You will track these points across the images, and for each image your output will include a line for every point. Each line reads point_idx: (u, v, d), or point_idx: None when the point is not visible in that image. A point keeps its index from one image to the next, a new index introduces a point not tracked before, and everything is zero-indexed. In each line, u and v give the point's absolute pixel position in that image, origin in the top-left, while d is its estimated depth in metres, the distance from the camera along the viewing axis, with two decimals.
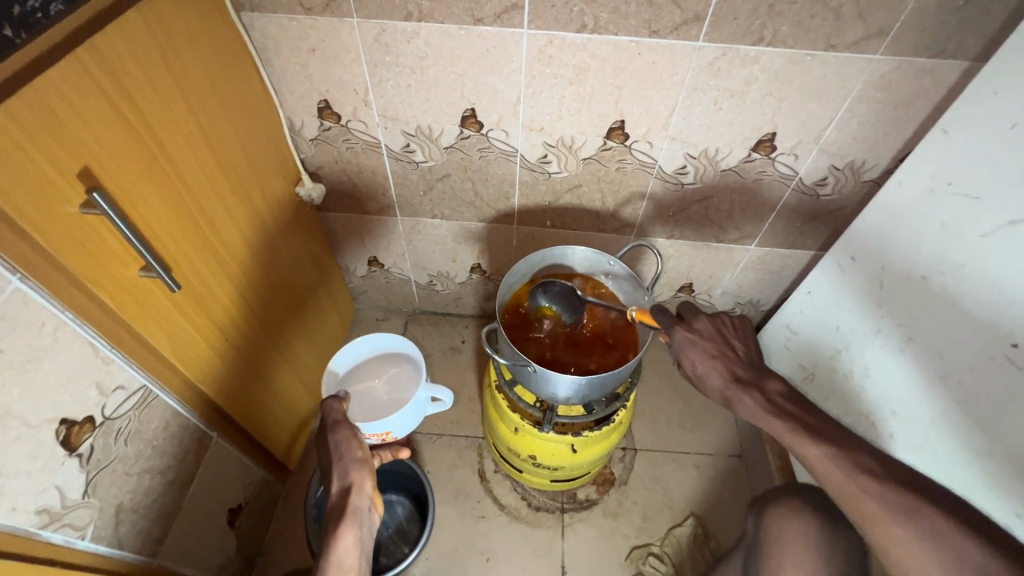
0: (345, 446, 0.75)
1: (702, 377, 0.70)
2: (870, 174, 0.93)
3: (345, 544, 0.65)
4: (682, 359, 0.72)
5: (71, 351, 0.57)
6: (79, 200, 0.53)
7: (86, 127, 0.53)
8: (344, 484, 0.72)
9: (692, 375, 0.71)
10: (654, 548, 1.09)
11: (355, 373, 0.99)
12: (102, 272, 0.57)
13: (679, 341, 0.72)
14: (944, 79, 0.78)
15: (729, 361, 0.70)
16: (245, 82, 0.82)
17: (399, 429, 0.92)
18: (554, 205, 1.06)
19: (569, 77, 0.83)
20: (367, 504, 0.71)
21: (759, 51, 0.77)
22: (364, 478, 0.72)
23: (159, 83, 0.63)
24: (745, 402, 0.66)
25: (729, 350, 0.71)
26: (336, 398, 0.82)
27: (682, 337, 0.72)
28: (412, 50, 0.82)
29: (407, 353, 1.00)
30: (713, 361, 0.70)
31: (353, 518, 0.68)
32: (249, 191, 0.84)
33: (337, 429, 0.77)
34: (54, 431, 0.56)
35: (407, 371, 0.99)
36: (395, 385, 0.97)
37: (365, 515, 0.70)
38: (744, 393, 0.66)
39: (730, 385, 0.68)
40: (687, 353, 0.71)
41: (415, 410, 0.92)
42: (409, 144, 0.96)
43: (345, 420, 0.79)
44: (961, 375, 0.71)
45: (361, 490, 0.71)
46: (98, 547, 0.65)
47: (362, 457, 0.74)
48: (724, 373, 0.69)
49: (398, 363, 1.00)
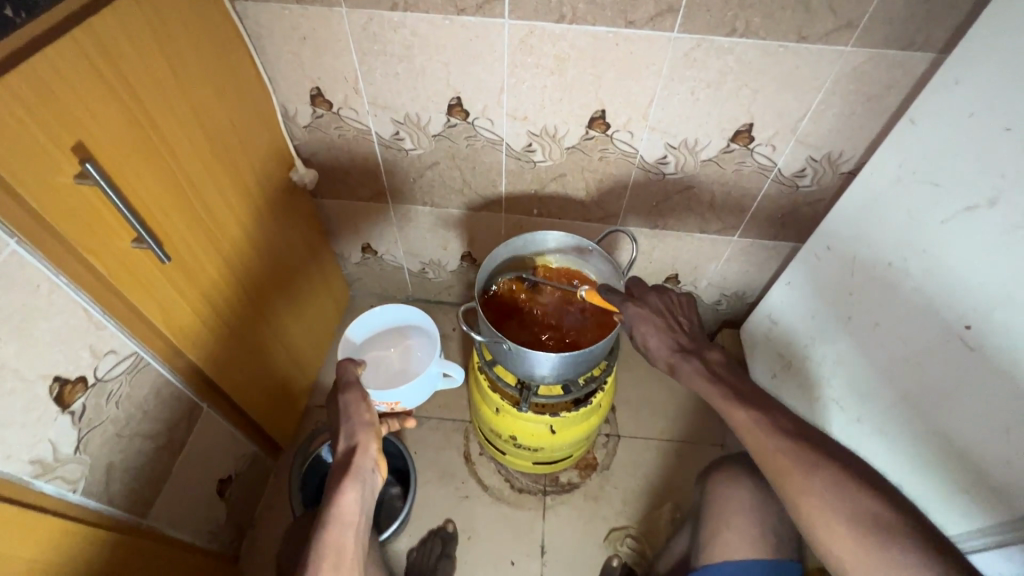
0: (354, 408, 0.76)
1: (649, 348, 0.71)
2: (847, 166, 0.95)
3: (348, 498, 0.67)
4: (633, 332, 0.73)
5: (66, 314, 0.61)
6: (73, 171, 0.57)
7: (81, 103, 0.57)
8: (349, 444, 0.73)
9: (643, 348, 0.72)
10: (633, 531, 1.11)
11: (373, 344, 1.02)
12: (94, 240, 0.61)
13: (631, 316, 0.73)
14: (915, 71, 0.80)
15: (674, 332, 0.71)
16: (238, 67, 0.85)
17: (408, 400, 0.92)
18: (540, 193, 1.09)
19: (550, 66, 0.86)
20: (371, 465, 0.71)
21: (733, 42, 0.79)
22: (370, 440, 0.73)
23: (154, 67, 0.67)
24: (682, 367, 0.67)
25: (677, 325, 0.72)
26: (353, 361, 0.83)
27: (634, 311, 0.72)
28: (399, 39, 0.85)
29: (424, 328, 1.02)
30: (661, 333, 0.71)
31: (356, 476, 0.69)
32: (242, 173, 0.88)
33: (348, 390, 0.77)
34: (48, 387, 0.59)
35: (423, 346, 1.01)
36: (409, 358, 0.99)
37: (368, 474, 0.71)
38: (684, 360, 0.67)
39: (674, 353, 0.69)
40: (638, 326, 0.72)
41: (426, 382, 0.93)
42: (399, 132, 1.00)
43: (357, 383, 0.79)
44: (921, 358, 0.73)
45: (366, 451, 0.72)
46: (90, 502, 0.69)
47: (369, 419, 0.75)
48: (672, 346, 0.70)
49: (414, 337, 1.02)
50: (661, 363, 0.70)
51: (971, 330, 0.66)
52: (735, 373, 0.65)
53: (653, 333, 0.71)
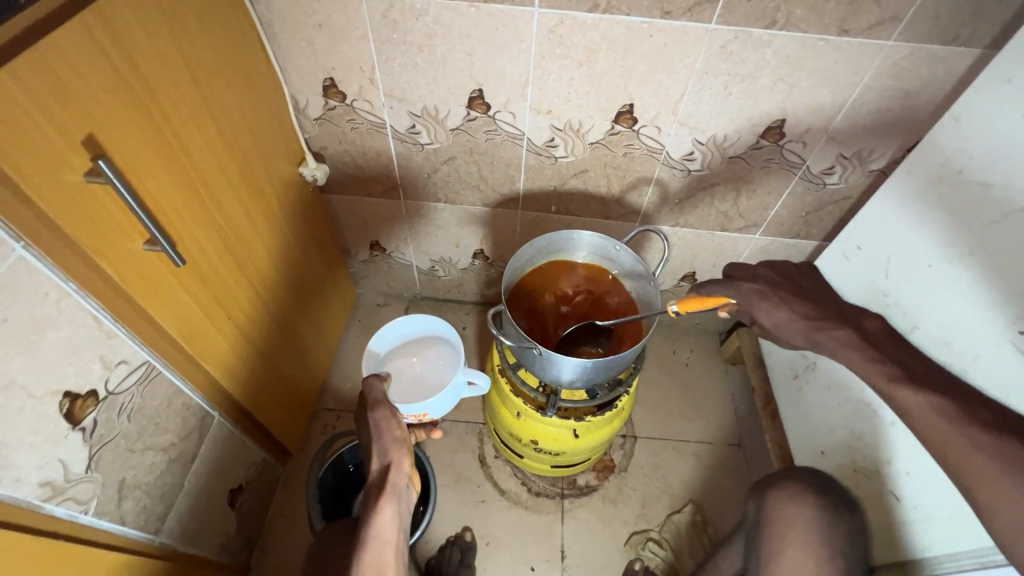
0: (384, 425, 0.73)
1: (782, 325, 0.69)
2: (877, 164, 0.93)
3: (383, 519, 0.65)
4: (756, 312, 0.71)
5: (76, 324, 0.56)
6: (83, 168, 0.52)
7: (92, 93, 0.52)
8: (383, 463, 0.70)
9: (772, 327, 0.70)
10: (653, 534, 1.10)
11: (398, 354, 0.99)
12: (105, 244, 0.56)
13: (748, 296, 0.72)
14: (955, 67, 0.78)
15: (805, 304, 0.69)
16: (250, 55, 0.80)
17: (436, 411, 0.89)
18: (560, 189, 1.05)
19: (579, 58, 0.82)
20: (405, 481, 0.69)
21: (772, 34, 0.76)
22: (403, 456, 0.71)
23: (166, 56, 0.62)
24: (830, 339, 0.64)
25: (804, 297, 0.70)
26: (376, 376, 0.79)
27: (751, 288, 0.71)
28: (421, 27, 0.80)
29: (447, 338, 0.99)
30: (784, 308, 0.69)
31: (392, 494, 0.67)
32: (254, 169, 0.83)
33: (377, 407, 0.74)
34: (58, 404, 0.55)
35: (446, 355, 0.97)
36: (433, 370, 0.96)
37: (403, 491, 0.69)
38: (825, 333, 0.65)
39: (815, 325, 0.66)
40: (759, 304, 0.71)
41: (452, 392, 0.90)
42: (415, 126, 0.95)
43: (385, 399, 0.76)
44: (964, 362, 0.72)
45: (399, 468, 0.70)
46: (101, 522, 0.64)
47: (400, 436, 0.72)
48: (807, 313, 0.67)
49: (438, 348, 0.99)
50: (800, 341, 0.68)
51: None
52: (894, 342, 0.62)
53: (779, 307, 0.69)
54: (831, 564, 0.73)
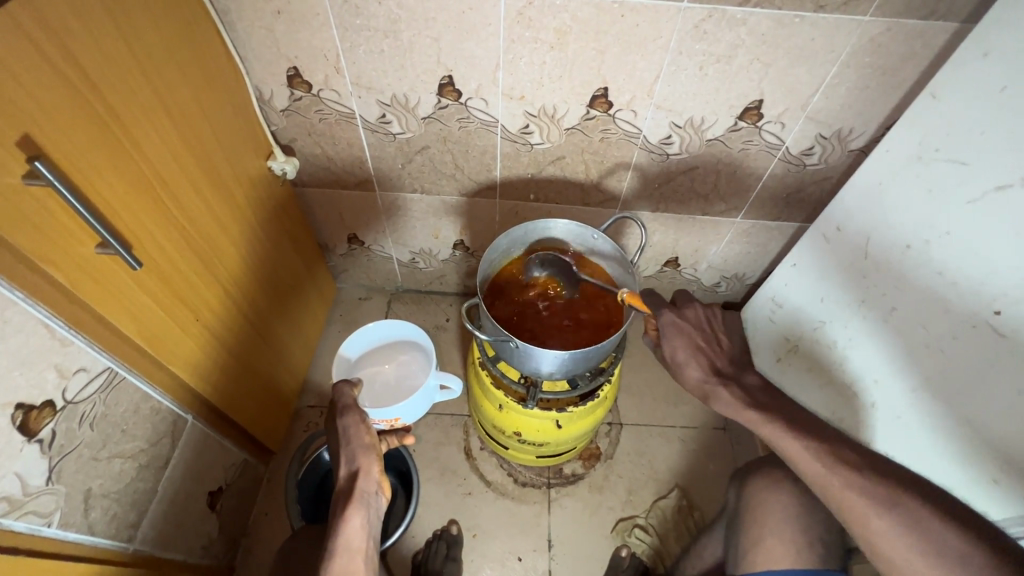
0: (353, 431, 0.72)
1: (681, 364, 0.69)
2: (857, 143, 0.92)
3: (353, 527, 0.64)
4: (664, 343, 0.71)
5: (25, 332, 0.54)
6: (21, 171, 0.49)
7: (25, 92, 0.49)
8: (351, 468, 0.69)
9: (670, 360, 0.70)
10: (640, 520, 1.10)
11: (368, 358, 0.99)
12: (51, 248, 0.54)
13: (665, 325, 0.71)
14: (934, 42, 0.76)
15: (707, 352, 0.69)
16: (205, 46, 0.77)
17: (408, 416, 0.91)
18: (537, 177, 1.03)
19: (551, 41, 0.79)
20: (375, 487, 0.68)
21: (746, 12, 0.74)
22: (373, 462, 0.70)
23: (109, 47, 0.58)
24: (718, 394, 0.66)
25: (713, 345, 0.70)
26: (346, 382, 0.79)
27: (669, 321, 0.71)
28: (385, 13, 0.77)
29: (419, 342, 0.99)
30: (694, 350, 0.69)
31: (360, 501, 0.66)
32: (215, 164, 0.80)
33: (346, 413, 0.75)
34: (11, 416, 0.53)
35: (417, 360, 0.98)
36: (404, 373, 0.96)
37: (373, 497, 0.68)
38: (721, 385, 0.66)
39: (708, 377, 0.67)
40: (672, 337, 0.70)
41: (425, 397, 0.91)
42: (385, 115, 0.93)
43: (355, 405, 0.77)
44: (943, 344, 0.71)
45: (369, 474, 0.69)
46: (68, 534, 0.63)
47: (370, 442, 0.72)
48: (705, 366, 0.68)
49: (408, 352, 0.99)
50: (690, 377, 0.69)
51: (1001, 316, 0.64)
52: None
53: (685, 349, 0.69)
54: (810, 548, 0.73)
